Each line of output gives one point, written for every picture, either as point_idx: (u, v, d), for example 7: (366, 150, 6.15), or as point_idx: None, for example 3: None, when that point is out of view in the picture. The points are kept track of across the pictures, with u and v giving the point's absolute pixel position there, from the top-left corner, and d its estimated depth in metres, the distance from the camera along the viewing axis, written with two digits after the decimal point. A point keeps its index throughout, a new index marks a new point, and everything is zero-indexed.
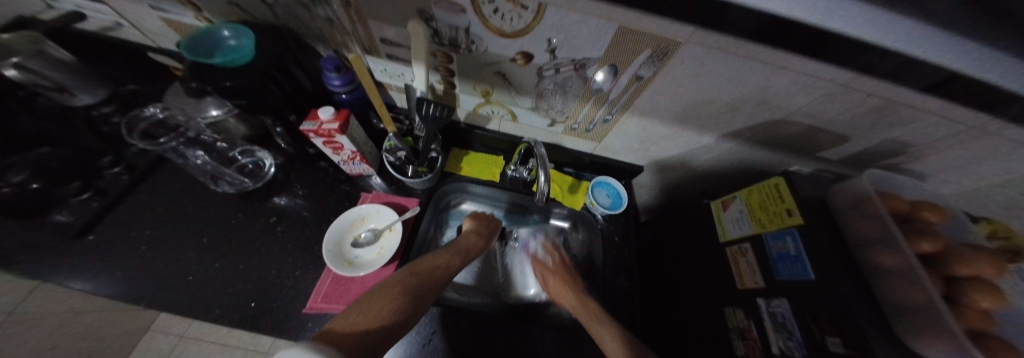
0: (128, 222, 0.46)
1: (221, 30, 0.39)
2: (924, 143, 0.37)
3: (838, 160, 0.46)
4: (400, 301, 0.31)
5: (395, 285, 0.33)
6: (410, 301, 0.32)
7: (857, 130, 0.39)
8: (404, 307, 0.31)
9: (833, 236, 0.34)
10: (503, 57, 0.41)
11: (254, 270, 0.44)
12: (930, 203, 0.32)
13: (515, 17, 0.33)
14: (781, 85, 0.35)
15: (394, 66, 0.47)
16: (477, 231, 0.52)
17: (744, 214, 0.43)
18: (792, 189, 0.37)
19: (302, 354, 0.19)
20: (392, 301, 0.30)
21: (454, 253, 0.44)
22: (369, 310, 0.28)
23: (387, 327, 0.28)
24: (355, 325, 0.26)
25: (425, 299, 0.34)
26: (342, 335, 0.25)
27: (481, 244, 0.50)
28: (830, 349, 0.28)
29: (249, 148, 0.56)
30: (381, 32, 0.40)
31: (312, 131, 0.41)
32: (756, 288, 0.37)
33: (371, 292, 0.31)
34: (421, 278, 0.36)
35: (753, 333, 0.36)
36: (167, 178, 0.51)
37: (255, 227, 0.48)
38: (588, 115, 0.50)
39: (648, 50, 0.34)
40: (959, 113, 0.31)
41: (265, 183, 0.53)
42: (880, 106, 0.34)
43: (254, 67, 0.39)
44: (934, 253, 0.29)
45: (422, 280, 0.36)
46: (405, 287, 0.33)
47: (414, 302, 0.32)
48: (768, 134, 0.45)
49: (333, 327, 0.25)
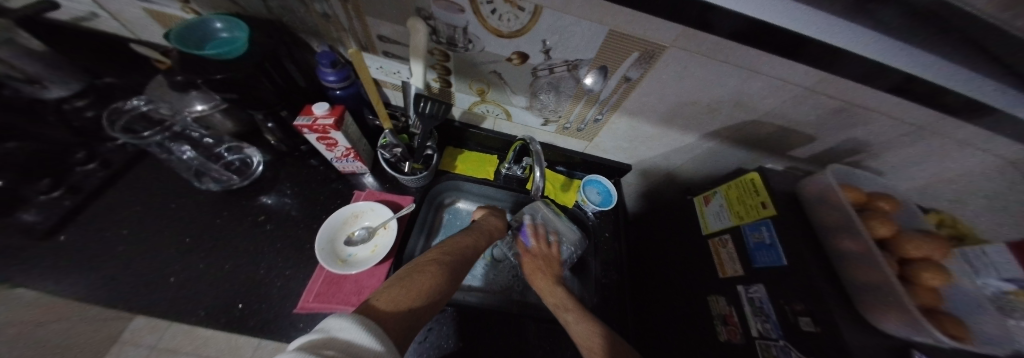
0: (105, 220, 0.44)
1: (214, 23, 0.38)
2: (880, 142, 0.41)
3: (808, 158, 0.50)
4: (438, 278, 0.31)
5: (431, 263, 0.33)
6: (446, 279, 0.32)
7: (822, 130, 0.42)
8: (442, 284, 0.31)
9: (804, 226, 0.36)
10: (499, 57, 0.42)
11: (243, 269, 0.43)
12: (886, 195, 0.36)
13: (512, 18, 0.35)
14: (755, 89, 0.38)
15: (389, 63, 0.47)
16: (493, 214, 0.52)
17: (724, 208, 0.45)
18: (766, 184, 0.40)
19: (349, 327, 0.20)
20: (431, 279, 0.31)
21: (480, 234, 0.45)
22: (409, 287, 0.28)
23: (428, 305, 0.28)
24: (398, 302, 0.26)
25: (455, 279, 0.34)
26: (386, 311, 0.25)
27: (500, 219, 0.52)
28: (803, 328, 0.30)
29: (237, 145, 0.54)
30: (378, 28, 0.40)
31: (306, 126, 0.40)
32: (736, 276, 0.40)
33: (410, 270, 0.31)
34: (453, 257, 0.36)
35: (734, 319, 0.39)
36: (147, 175, 0.49)
37: (243, 225, 0.47)
38: (580, 114, 0.52)
39: (637, 52, 0.36)
40: (908, 114, 0.35)
41: (252, 181, 0.51)
42: (841, 109, 0.37)
43: (248, 59, 0.38)
44: (889, 238, 0.32)
45: (455, 259, 0.36)
46: (441, 266, 0.33)
47: (450, 282, 0.33)
48: (746, 134, 0.48)
49: (376, 303, 0.25)
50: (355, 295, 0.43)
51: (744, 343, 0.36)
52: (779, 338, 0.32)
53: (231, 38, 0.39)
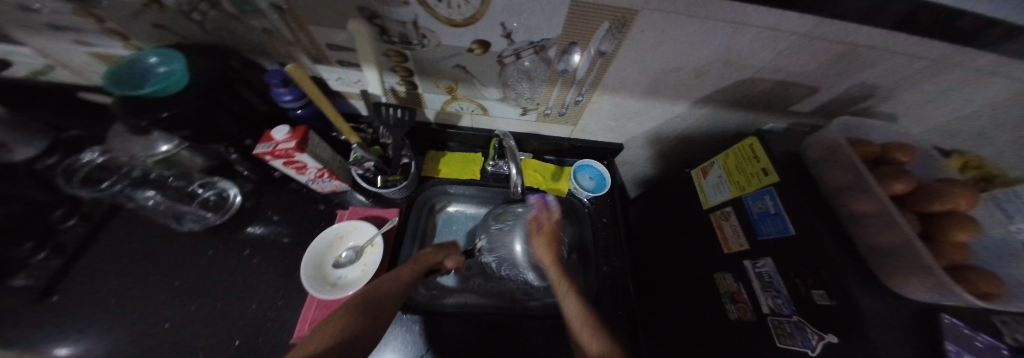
0: (94, 275, 0.44)
1: (148, 57, 0.36)
2: (890, 83, 0.37)
3: (812, 112, 0.46)
4: (338, 332, 0.26)
5: (338, 316, 0.28)
6: (351, 331, 0.27)
7: (824, 80, 0.38)
8: (344, 339, 0.26)
9: (810, 189, 0.33)
10: (460, 49, 0.38)
11: (236, 305, 0.42)
12: (901, 143, 0.32)
13: (462, 4, 0.31)
14: (745, 44, 0.33)
15: (347, 73, 0.44)
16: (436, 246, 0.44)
17: (723, 179, 0.42)
18: (766, 148, 0.37)
19: None
20: (328, 338, 0.26)
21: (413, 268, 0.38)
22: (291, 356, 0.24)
23: None
24: None
25: (375, 327, 0.29)
26: None
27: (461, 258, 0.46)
28: (817, 302, 0.28)
29: (209, 180, 0.52)
30: (325, 37, 0.37)
31: (268, 153, 0.38)
32: (742, 251, 0.37)
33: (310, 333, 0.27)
34: (371, 301, 0.31)
35: (742, 296, 0.36)
36: (129, 223, 0.49)
37: (230, 261, 0.46)
38: (559, 98, 0.48)
39: (607, 23, 0.32)
40: (924, 49, 0.30)
41: (232, 215, 0.50)
42: (844, 53, 0.33)
43: (194, 91, 0.36)
44: (907, 193, 0.28)
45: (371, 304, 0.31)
46: (348, 316, 0.28)
47: (359, 332, 0.27)
48: (741, 95, 0.44)
49: None
50: None
51: (755, 321, 0.34)
52: (792, 314, 0.30)
53: (169, 71, 0.36)
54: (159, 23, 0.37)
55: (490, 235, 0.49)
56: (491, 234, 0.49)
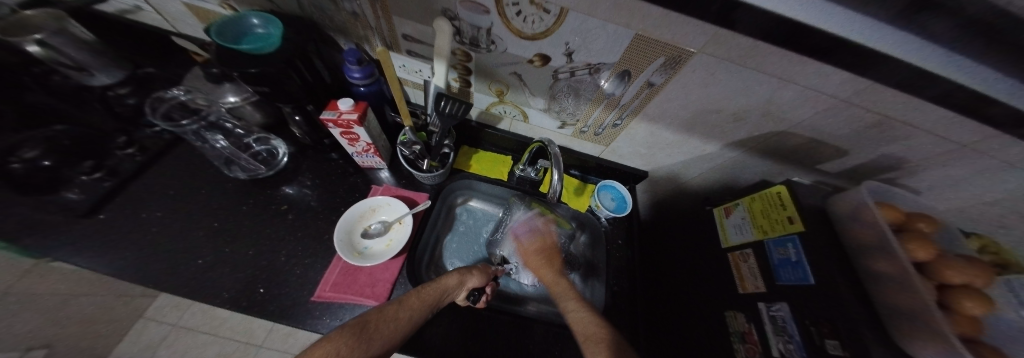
0: (140, 203, 0.47)
1: (251, 19, 0.40)
2: (919, 159, 0.39)
3: (838, 173, 0.48)
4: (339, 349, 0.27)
5: (350, 328, 0.30)
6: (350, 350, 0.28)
7: (855, 144, 0.41)
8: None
9: (833, 244, 0.35)
10: (521, 58, 0.42)
11: (265, 256, 0.44)
12: (925, 215, 0.34)
13: (537, 20, 0.35)
14: (786, 98, 0.36)
15: (412, 62, 0.48)
16: (461, 272, 0.45)
17: (746, 221, 0.44)
18: (794, 197, 0.38)
19: None
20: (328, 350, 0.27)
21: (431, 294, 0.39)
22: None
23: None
24: None
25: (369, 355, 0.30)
26: None
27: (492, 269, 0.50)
28: (829, 351, 0.29)
29: (265, 136, 0.55)
30: (404, 28, 0.41)
31: (331, 121, 0.42)
32: (757, 293, 0.39)
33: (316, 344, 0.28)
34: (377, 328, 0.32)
35: (753, 337, 0.37)
36: (180, 161, 0.52)
37: (266, 214, 0.49)
38: (599, 118, 0.51)
39: (662, 58, 0.36)
40: (956, 132, 0.33)
41: (277, 171, 0.53)
42: (878, 123, 0.35)
43: (279, 54, 0.40)
44: (927, 261, 0.30)
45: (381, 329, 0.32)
46: (359, 333, 0.30)
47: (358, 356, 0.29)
48: (771, 145, 0.46)
49: None
50: (369, 287, 0.44)
51: None
52: None
53: (266, 34, 0.40)
54: None
55: (496, 244, 0.54)
56: (493, 243, 0.55)
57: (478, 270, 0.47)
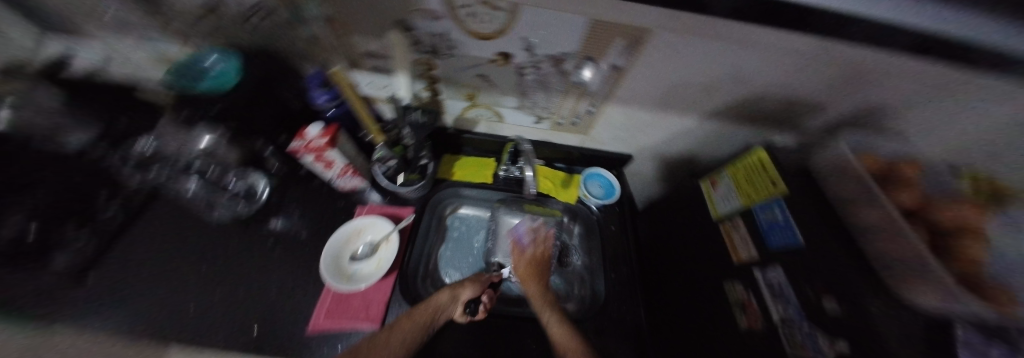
0: (126, 257, 0.46)
1: (206, 57, 0.40)
2: (900, 103, 0.39)
3: (821, 129, 0.47)
4: None
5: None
6: None
7: (830, 97, 0.40)
8: None
9: (818, 202, 0.35)
10: (483, 59, 0.42)
11: (256, 292, 0.44)
12: (908, 159, 0.33)
13: (490, 19, 0.34)
14: (753, 62, 0.36)
15: (377, 78, 0.48)
16: (453, 287, 0.44)
17: (732, 190, 0.44)
18: (775, 160, 0.38)
19: None
20: None
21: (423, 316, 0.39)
22: None
23: None
24: None
25: None
26: None
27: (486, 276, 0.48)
28: (826, 309, 0.28)
29: (242, 171, 0.54)
30: (362, 45, 0.41)
31: (302, 147, 0.42)
32: (750, 259, 0.38)
33: None
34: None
35: (752, 305, 0.37)
36: (162, 209, 0.52)
37: (254, 250, 0.48)
38: (573, 108, 0.50)
39: (622, 40, 0.35)
40: (925, 70, 0.32)
41: (259, 207, 0.53)
42: (848, 73, 0.35)
43: (241, 89, 0.40)
44: (914, 207, 0.30)
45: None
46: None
47: None
48: (749, 110, 0.46)
49: None
50: (363, 310, 0.44)
51: (765, 330, 0.34)
52: (802, 323, 0.30)
53: (224, 70, 0.40)
54: (217, 29, 0.42)
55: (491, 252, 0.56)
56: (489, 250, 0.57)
57: (472, 282, 0.45)
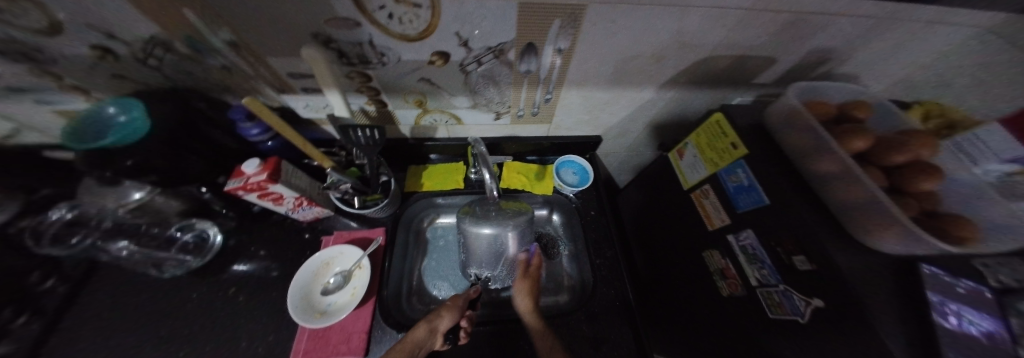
0: (74, 335, 0.42)
1: (106, 108, 0.36)
2: (843, 45, 0.38)
3: (776, 82, 0.47)
4: None
5: None
6: None
7: (777, 50, 0.39)
8: None
9: (777, 156, 0.34)
10: (420, 63, 0.39)
11: (225, 346, 0.41)
12: (857, 101, 0.33)
13: (412, 18, 0.32)
14: (694, 24, 0.34)
15: (313, 99, 0.44)
16: (428, 319, 0.40)
17: (698, 158, 0.43)
18: (731, 122, 0.37)
19: None
20: None
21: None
22: None
23: None
24: None
25: None
26: None
27: (461, 297, 0.46)
28: (798, 268, 0.28)
29: (188, 223, 0.51)
30: (285, 67, 0.38)
31: (240, 188, 0.38)
32: (724, 225, 0.38)
33: None
34: None
35: (732, 271, 0.36)
36: (111, 276, 0.48)
37: (217, 302, 0.45)
38: (529, 99, 0.48)
39: (559, 20, 0.33)
40: (860, 8, 0.31)
41: (214, 256, 0.49)
42: (788, 22, 0.34)
43: (156, 135, 0.36)
44: (869, 148, 0.29)
45: None
46: None
47: None
48: (703, 74, 0.45)
49: None
50: (344, 343, 0.42)
51: (746, 294, 0.34)
52: (779, 283, 0.30)
53: (129, 119, 0.36)
54: (117, 73, 0.38)
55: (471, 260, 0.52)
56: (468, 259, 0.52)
57: (448, 308, 0.42)
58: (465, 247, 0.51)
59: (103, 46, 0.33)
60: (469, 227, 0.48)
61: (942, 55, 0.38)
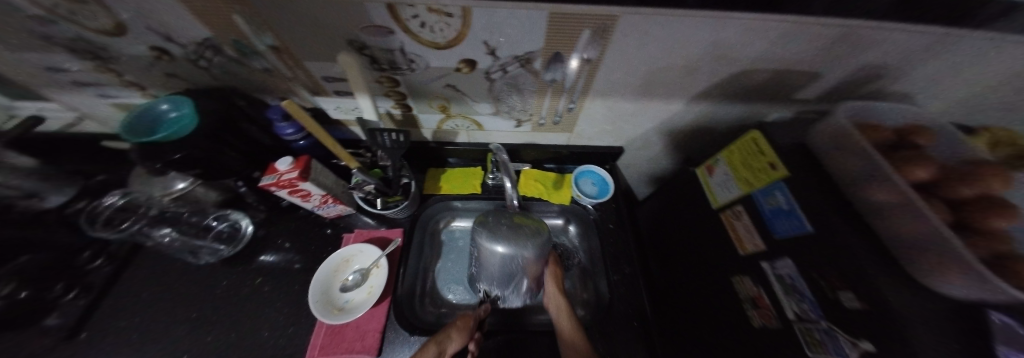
0: (116, 313, 0.45)
1: (161, 104, 0.38)
2: (898, 62, 0.35)
3: (818, 98, 0.44)
4: None
5: None
6: None
7: (823, 65, 0.37)
8: None
9: (822, 180, 0.32)
10: (446, 70, 0.39)
11: (249, 334, 0.43)
12: (918, 125, 0.30)
13: (443, 27, 0.32)
14: (733, 37, 0.32)
15: (344, 102, 0.46)
16: (438, 340, 0.38)
17: (730, 176, 0.40)
18: (770, 141, 0.35)
19: None
20: None
21: None
22: None
23: None
24: None
25: None
26: None
27: (473, 316, 0.43)
28: (845, 305, 0.25)
29: (222, 213, 0.54)
30: (319, 70, 0.39)
31: (273, 184, 0.40)
32: (758, 251, 0.35)
33: None
34: None
35: (764, 300, 0.34)
36: (150, 258, 0.51)
37: (243, 291, 0.47)
38: (552, 107, 0.48)
39: (589, 30, 0.32)
40: (925, 24, 0.29)
41: (245, 246, 0.52)
42: (838, 36, 0.32)
43: (201, 131, 0.38)
44: (933, 178, 0.26)
45: None
46: None
47: None
48: (737, 88, 0.42)
49: None
50: (359, 341, 0.42)
51: (781, 327, 0.31)
52: (821, 319, 0.27)
53: (181, 116, 0.39)
54: (170, 72, 0.41)
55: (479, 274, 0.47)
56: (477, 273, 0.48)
57: (458, 330, 0.40)
58: (478, 259, 0.46)
59: (161, 47, 0.36)
60: (481, 241, 0.43)
61: (1016, 76, 0.35)
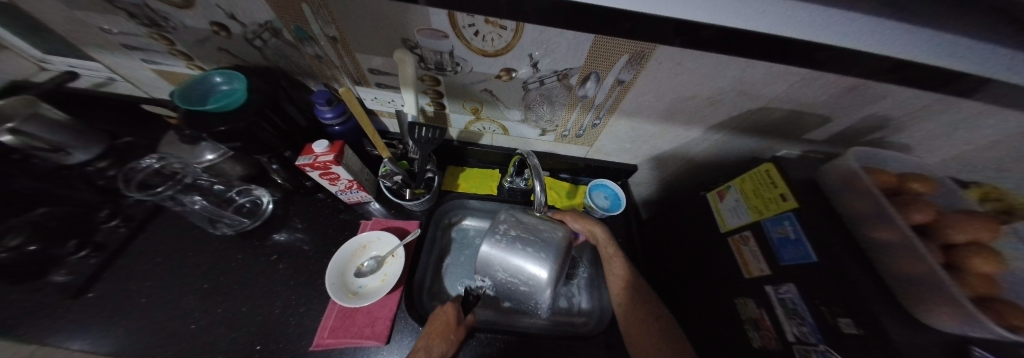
0: (127, 275, 0.46)
1: (214, 77, 0.40)
2: (902, 116, 0.39)
3: (825, 140, 0.47)
4: None
5: None
6: None
7: (835, 110, 0.40)
8: None
9: (828, 215, 0.35)
10: (488, 75, 0.42)
11: (260, 310, 0.44)
12: (918, 174, 0.33)
13: (495, 37, 0.34)
14: (757, 76, 0.36)
15: (383, 93, 0.48)
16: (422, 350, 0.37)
17: (741, 203, 0.43)
18: (783, 174, 0.38)
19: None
20: None
21: None
22: None
23: None
24: None
25: None
26: None
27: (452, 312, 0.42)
28: (843, 330, 0.28)
29: (245, 188, 0.55)
30: (367, 62, 0.42)
31: (308, 165, 0.41)
32: (763, 276, 0.37)
33: None
34: None
35: (766, 322, 0.36)
36: (165, 224, 0.51)
37: (257, 266, 0.48)
38: (578, 121, 0.51)
39: (626, 55, 0.35)
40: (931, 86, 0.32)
41: (263, 221, 0.52)
42: (852, 86, 0.35)
43: (248, 107, 0.40)
44: (927, 222, 0.29)
45: None
46: None
47: None
48: (753, 122, 0.46)
49: None
50: (369, 327, 0.43)
51: (780, 349, 0.33)
52: (819, 343, 0.29)
53: (232, 90, 0.41)
54: (223, 47, 0.43)
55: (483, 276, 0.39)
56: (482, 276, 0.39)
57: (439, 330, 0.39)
58: (505, 268, 0.36)
59: (222, 24, 0.38)
60: (539, 265, 0.35)
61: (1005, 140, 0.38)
